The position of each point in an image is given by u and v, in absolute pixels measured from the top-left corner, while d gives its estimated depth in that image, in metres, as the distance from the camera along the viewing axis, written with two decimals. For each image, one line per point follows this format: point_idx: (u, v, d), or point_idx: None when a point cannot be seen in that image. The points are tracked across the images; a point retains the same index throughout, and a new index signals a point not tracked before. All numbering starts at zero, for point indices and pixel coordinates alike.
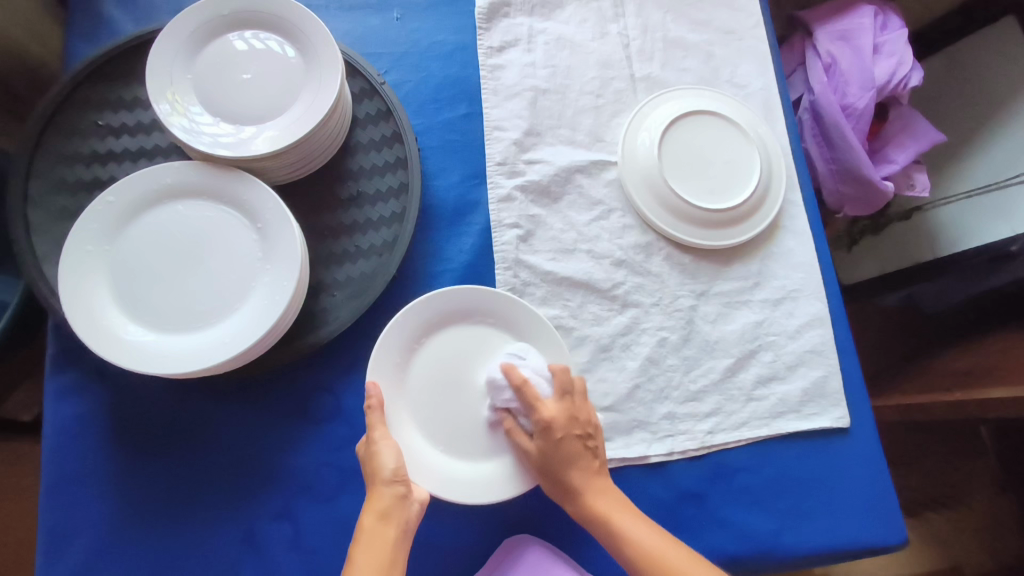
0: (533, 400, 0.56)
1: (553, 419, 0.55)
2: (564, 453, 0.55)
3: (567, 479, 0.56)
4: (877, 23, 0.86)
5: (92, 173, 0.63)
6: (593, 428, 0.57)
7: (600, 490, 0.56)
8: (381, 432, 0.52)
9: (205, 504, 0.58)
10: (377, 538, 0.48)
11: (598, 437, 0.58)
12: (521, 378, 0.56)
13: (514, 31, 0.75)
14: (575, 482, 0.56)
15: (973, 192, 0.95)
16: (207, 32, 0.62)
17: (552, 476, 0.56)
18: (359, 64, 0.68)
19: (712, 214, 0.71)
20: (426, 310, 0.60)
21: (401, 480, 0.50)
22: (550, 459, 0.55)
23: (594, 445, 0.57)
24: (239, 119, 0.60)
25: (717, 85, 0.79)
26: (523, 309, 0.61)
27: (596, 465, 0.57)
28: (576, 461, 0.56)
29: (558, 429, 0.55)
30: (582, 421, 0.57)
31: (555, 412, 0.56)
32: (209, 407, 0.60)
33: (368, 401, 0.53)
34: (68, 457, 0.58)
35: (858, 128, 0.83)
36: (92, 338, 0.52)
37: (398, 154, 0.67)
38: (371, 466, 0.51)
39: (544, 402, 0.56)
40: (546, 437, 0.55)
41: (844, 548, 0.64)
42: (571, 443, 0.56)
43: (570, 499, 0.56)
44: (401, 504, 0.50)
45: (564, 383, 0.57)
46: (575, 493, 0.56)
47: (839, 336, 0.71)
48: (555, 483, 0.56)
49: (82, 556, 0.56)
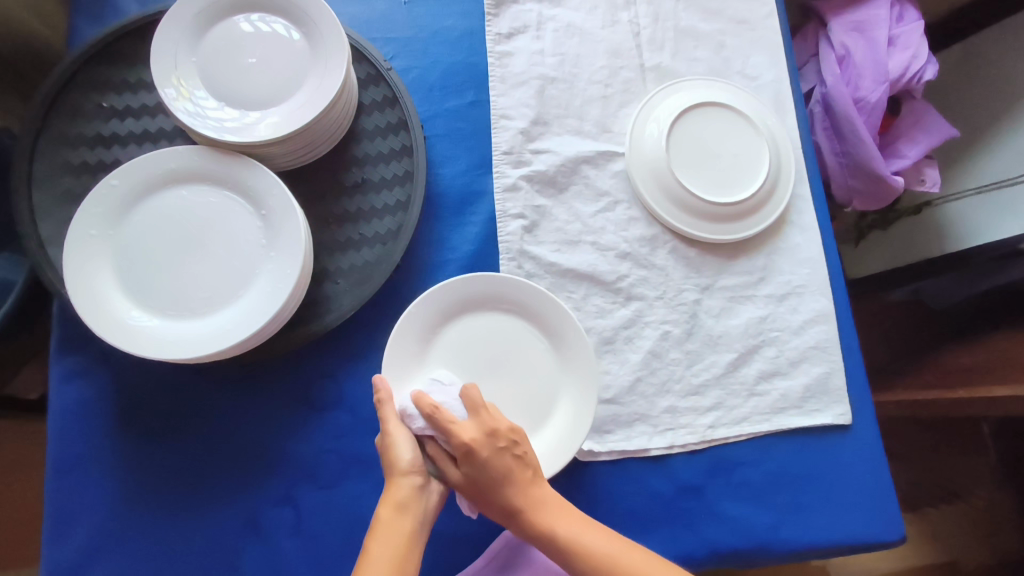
0: (447, 424, 0.50)
1: (471, 441, 0.49)
2: (490, 479, 0.49)
3: (501, 500, 0.50)
4: (893, 14, 0.85)
5: (96, 156, 0.63)
6: (516, 435, 0.51)
7: (538, 501, 0.50)
8: (393, 424, 0.52)
9: (206, 489, 0.59)
10: (396, 529, 0.47)
11: (524, 443, 0.52)
12: (432, 404, 0.51)
13: (523, 17, 0.74)
14: (510, 502, 0.50)
15: (983, 187, 0.93)
16: (211, 14, 0.61)
17: (486, 500, 0.50)
18: (366, 49, 0.67)
19: (720, 207, 0.70)
20: (443, 298, 0.60)
21: (416, 471, 0.50)
22: (478, 482, 0.50)
23: (523, 454, 0.51)
24: (244, 104, 0.60)
25: (728, 76, 0.78)
26: (540, 295, 0.61)
27: (529, 474, 0.51)
28: (505, 479, 0.50)
29: (480, 452, 0.49)
30: (503, 431, 0.51)
31: (472, 433, 0.50)
32: (211, 393, 0.61)
33: (377, 394, 0.53)
34: (72, 439, 0.59)
35: (869, 122, 0.82)
36: (94, 322, 0.52)
37: (404, 142, 0.66)
38: (388, 456, 0.51)
39: (458, 424, 0.50)
40: (470, 463, 0.49)
41: (841, 544, 0.64)
42: (497, 462, 0.50)
43: (509, 520, 0.50)
44: (418, 496, 0.49)
45: (473, 401, 0.51)
46: (513, 513, 0.50)
47: (843, 333, 0.71)
48: (491, 507, 0.50)
49: (85, 537, 0.57)
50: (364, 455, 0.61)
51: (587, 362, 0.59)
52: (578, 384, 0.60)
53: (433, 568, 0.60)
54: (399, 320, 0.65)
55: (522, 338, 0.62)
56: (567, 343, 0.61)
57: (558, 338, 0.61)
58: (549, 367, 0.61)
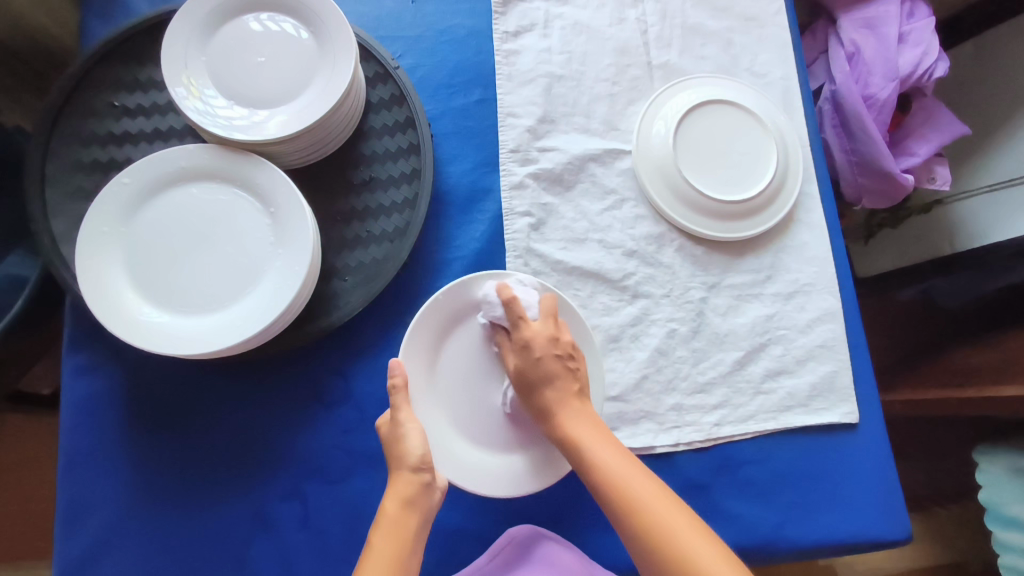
0: (517, 317, 0.56)
1: (533, 338, 0.55)
2: (537, 374, 0.55)
3: (540, 395, 0.55)
4: (903, 11, 0.84)
5: (108, 154, 0.63)
6: (575, 350, 0.57)
7: (574, 411, 0.54)
8: (405, 414, 0.53)
9: (216, 483, 0.60)
10: (401, 525, 0.48)
11: (580, 361, 0.57)
12: (511, 295, 0.56)
13: (530, 15, 0.74)
14: (548, 400, 0.55)
15: (995, 186, 0.93)
16: (222, 14, 0.61)
17: (526, 391, 0.56)
18: (373, 47, 0.68)
19: (728, 205, 0.70)
20: (459, 294, 0.61)
21: (426, 468, 0.51)
22: (524, 375, 0.55)
23: (575, 370, 0.56)
24: (252, 103, 0.60)
25: (736, 74, 0.78)
26: (565, 310, 0.61)
27: (575, 388, 0.55)
28: (552, 380, 0.55)
29: (536, 349, 0.55)
30: (564, 342, 0.56)
31: (537, 331, 0.56)
32: (220, 389, 0.61)
33: (393, 380, 0.53)
34: (84, 433, 0.60)
35: (879, 119, 0.81)
36: (107, 318, 0.53)
37: (411, 140, 0.67)
38: (397, 449, 0.51)
39: (527, 321, 0.56)
40: (524, 355, 0.55)
41: (846, 543, 0.64)
42: (549, 363, 0.55)
43: (543, 420, 0.55)
44: (426, 491, 0.50)
45: (547, 307, 0.57)
46: (548, 411, 0.55)
47: (851, 332, 0.71)
48: (529, 401, 0.56)
49: (98, 530, 0.58)
50: (372, 450, 0.62)
51: (598, 377, 0.60)
52: (591, 395, 0.60)
53: (440, 562, 0.61)
54: (407, 317, 0.65)
55: None
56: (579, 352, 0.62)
57: None
58: None
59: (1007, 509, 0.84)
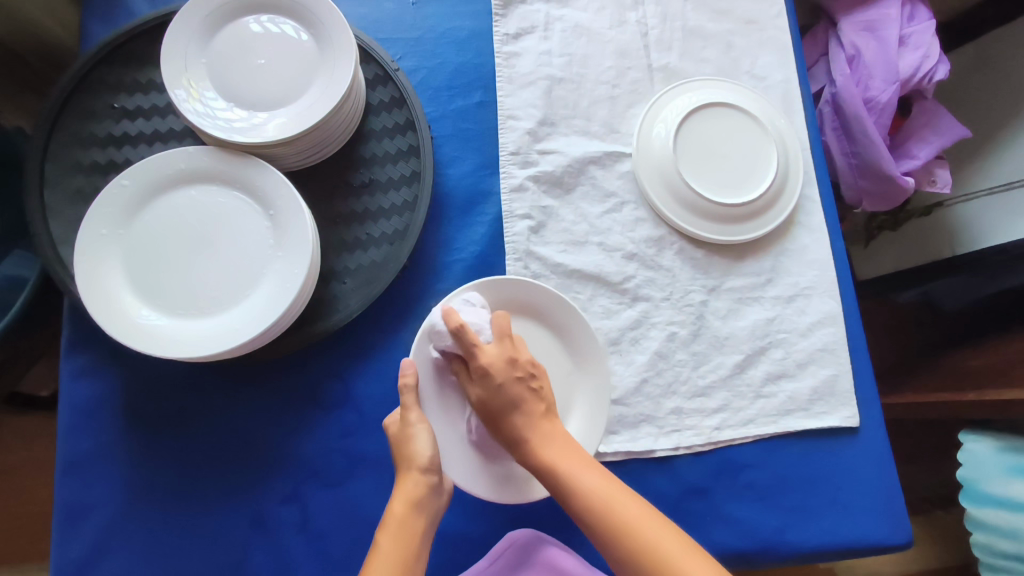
0: (470, 345, 0.52)
1: (490, 364, 0.51)
2: (500, 402, 0.51)
3: (509, 424, 0.51)
4: (904, 13, 0.84)
5: (107, 156, 0.63)
6: (536, 368, 0.53)
7: (547, 436, 0.51)
8: (415, 416, 0.53)
9: (214, 486, 0.60)
10: (410, 527, 0.48)
11: (540, 377, 0.53)
12: (460, 321, 0.53)
13: (530, 18, 0.74)
14: (518, 430, 0.51)
15: (995, 188, 0.93)
16: (222, 16, 0.61)
17: (493, 423, 0.52)
18: (373, 49, 0.68)
19: (728, 208, 0.70)
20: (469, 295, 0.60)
21: (434, 469, 0.51)
22: (488, 407, 0.51)
23: (539, 388, 0.53)
24: (252, 105, 0.60)
25: (737, 76, 0.77)
26: (574, 314, 0.61)
27: (543, 408, 0.52)
28: (519, 405, 0.51)
29: (496, 376, 0.51)
30: (524, 360, 0.53)
31: (492, 357, 0.52)
32: (219, 391, 0.61)
33: (404, 379, 0.54)
34: (82, 436, 0.59)
35: (880, 122, 0.81)
36: (106, 320, 0.53)
37: (411, 142, 0.67)
38: (407, 450, 0.51)
39: (481, 346, 0.52)
40: (485, 384, 0.51)
41: (847, 547, 0.64)
42: (512, 388, 0.51)
43: (515, 451, 0.52)
44: (434, 494, 0.50)
45: (498, 328, 0.53)
46: (520, 440, 0.51)
47: (851, 335, 0.71)
48: (496, 432, 0.52)
49: (96, 533, 0.58)
50: (372, 454, 0.62)
51: (607, 381, 0.60)
52: (591, 397, 0.60)
53: (440, 566, 0.60)
54: (407, 320, 0.65)
55: (544, 348, 0.62)
56: (585, 356, 0.61)
57: (579, 355, 0.62)
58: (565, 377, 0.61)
59: (985, 487, 0.85)
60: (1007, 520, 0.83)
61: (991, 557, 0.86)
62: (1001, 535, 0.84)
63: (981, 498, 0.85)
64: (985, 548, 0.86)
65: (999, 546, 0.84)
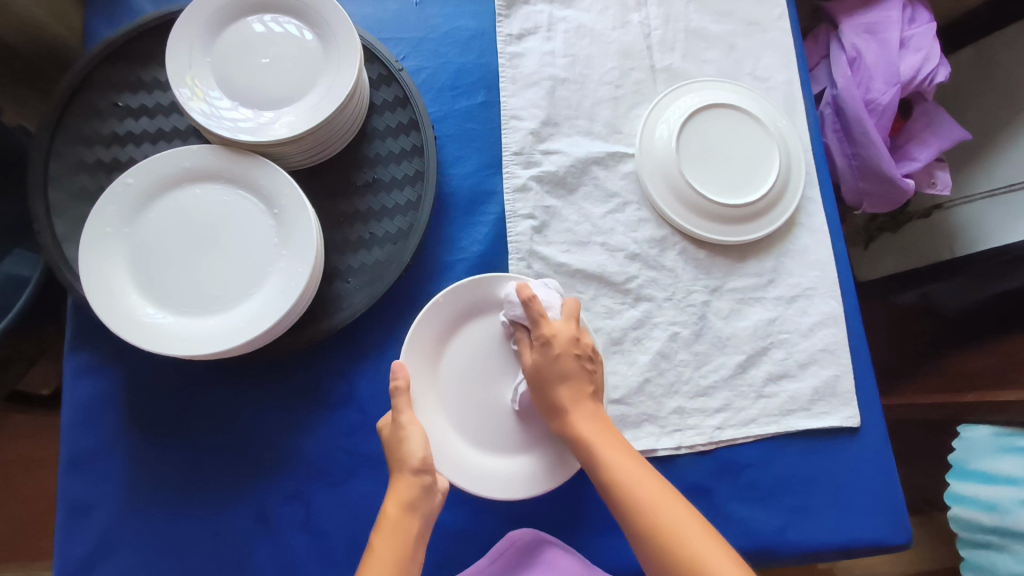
0: (538, 315, 0.56)
1: (555, 335, 0.55)
2: (553, 370, 0.55)
3: (555, 393, 0.55)
4: (905, 16, 0.84)
5: (111, 154, 0.63)
6: (594, 354, 0.57)
7: (585, 414, 0.55)
8: (406, 417, 0.52)
9: (217, 484, 0.60)
10: (402, 529, 0.48)
11: (597, 368, 0.57)
12: (532, 294, 0.55)
13: (534, 18, 0.74)
14: (560, 398, 0.55)
15: (995, 191, 0.93)
16: (226, 15, 0.61)
17: (541, 387, 0.56)
18: (378, 49, 0.68)
19: (730, 208, 0.70)
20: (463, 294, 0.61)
21: (426, 471, 0.50)
22: (540, 372, 0.55)
23: (591, 372, 0.56)
24: (257, 104, 0.60)
25: (738, 78, 0.78)
26: (570, 312, 0.61)
27: (590, 390, 0.55)
28: (568, 378, 0.55)
29: (557, 347, 0.55)
30: (585, 348, 0.56)
31: (559, 330, 0.56)
32: (223, 389, 0.61)
33: (395, 381, 0.53)
34: (86, 433, 0.59)
35: (881, 124, 0.82)
36: (112, 318, 0.53)
37: (414, 142, 0.67)
38: (399, 451, 0.51)
39: (548, 319, 0.56)
40: (544, 352, 0.55)
41: (847, 547, 0.64)
42: (567, 361, 0.55)
43: (557, 417, 0.55)
44: (426, 495, 0.50)
45: (571, 309, 0.57)
46: (562, 409, 0.55)
47: (852, 336, 0.71)
48: (541, 396, 0.56)
49: (98, 531, 0.58)
50: (374, 453, 0.62)
51: (603, 379, 0.60)
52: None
53: (442, 565, 0.61)
54: (410, 319, 0.65)
55: None
56: None
57: None
58: None
59: (970, 464, 0.87)
60: (989, 497, 0.84)
61: (973, 532, 0.87)
62: (977, 509, 0.85)
63: (965, 474, 0.87)
64: (964, 522, 0.87)
65: (978, 520, 0.85)
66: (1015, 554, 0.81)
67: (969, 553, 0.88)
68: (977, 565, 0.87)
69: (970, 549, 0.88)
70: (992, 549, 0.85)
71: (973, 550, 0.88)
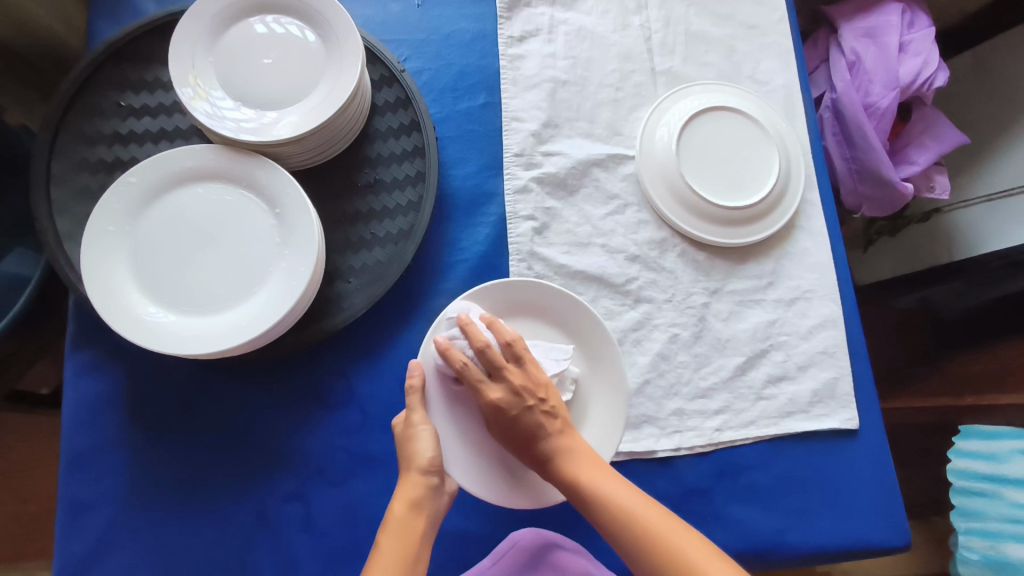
0: (476, 384, 0.52)
1: (500, 400, 0.51)
2: (519, 431, 0.52)
3: (535, 452, 0.52)
4: (904, 21, 0.85)
5: (113, 154, 0.64)
6: (544, 391, 0.53)
7: (571, 456, 0.51)
8: (419, 416, 0.53)
9: (218, 483, 0.60)
10: (409, 529, 0.48)
11: (553, 399, 0.53)
12: (460, 361, 0.53)
13: (535, 21, 0.75)
14: (542, 454, 0.51)
15: (993, 195, 0.94)
16: (229, 16, 0.62)
17: (519, 449, 0.52)
18: (380, 50, 0.68)
19: (730, 211, 0.70)
20: (476, 301, 0.60)
21: (434, 470, 0.51)
22: (513, 436, 0.52)
23: (552, 408, 0.52)
24: (259, 104, 0.61)
25: (739, 81, 0.78)
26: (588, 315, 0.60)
27: (559, 428, 0.52)
28: (536, 435, 0.51)
29: (509, 409, 0.51)
30: (529, 389, 0.52)
31: (499, 392, 0.52)
32: (224, 388, 0.61)
33: (410, 380, 0.54)
34: (87, 431, 0.60)
35: (880, 128, 0.82)
36: (114, 317, 0.53)
37: (416, 143, 0.67)
38: (408, 450, 0.52)
39: (487, 383, 0.52)
40: (502, 419, 0.52)
41: (846, 548, 0.64)
42: (527, 417, 0.51)
43: (545, 475, 0.52)
44: (432, 494, 0.50)
45: (493, 360, 0.52)
46: (546, 465, 0.51)
47: (851, 338, 0.71)
48: (523, 457, 0.53)
49: (98, 530, 0.58)
50: (375, 453, 0.62)
51: (622, 384, 0.59)
52: (607, 386, 0.60)
53: (441, 566, 0.61)
54: (411, 320, 0.65)
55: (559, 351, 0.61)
56: (600, 359, 0.61)
57: (595, 357, 0.61)
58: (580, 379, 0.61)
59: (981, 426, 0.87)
60: (989, 449, 0.86)
61: (964, 482, 0.87)
62: (978, 460, 0.86)
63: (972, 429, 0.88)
64: (961, 472, 0.88)
65: (974, 467, 0.86)
66: (1008, 498, 0.82)
67: (959, 501, 0.87)
68: (965, 512, 0.86)
69: (960, 497, 0.87)
70: (984, 496, 0.85)
71: (965, 500, 0.87)
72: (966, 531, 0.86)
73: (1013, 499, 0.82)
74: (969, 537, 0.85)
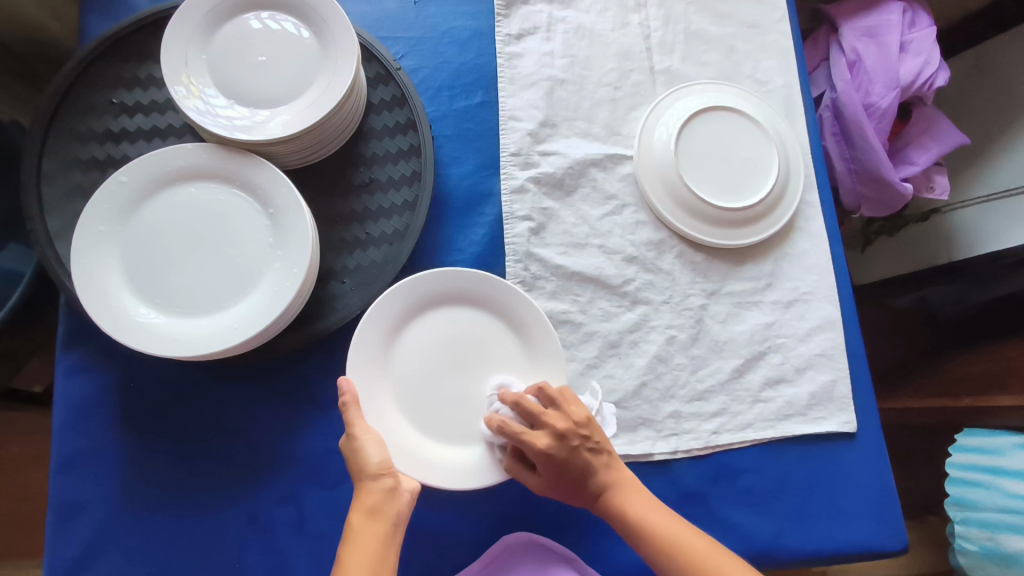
0: (518, 435, 0.54)
1: (546, 447, 0.53)
2: (569, 474, 0.54)
3: (582, 488, 0.55)
4: (905, 20, 0.84)
5: (106, 152, 0.63)
6: (586, 428, 0.55)
7: (619, 487, 0.55)
8: (361, 428, 0.51)
9: (210, 484, 0.59)
10: (369, 534, 0.47)
11: (596, 436, 0.55)
12: (500, 417, 0.55)
13: (533, 18, 0.74)
14: (593, 488, 0.55)
15: (992, 196, 0.94)
16: (222, 13, 0.61)
17: (567, 489, 0.55)
18: (376, 48, 0.67)
19: (727, 212, 0.70)
20: (435, 282, 0.61)
21: (386, 473, 0.50)
22: (559, 479, 0.55)
23: (597, 444, 0.55)
24: (253, 103, 0.60)
25: (738, 80, 0.77)
26: (523, 299, 0.60)
27: (603, 462, 0.55)
28: (583, 473, 0.54)
29: (558, 454, 0.53)
30: (571, 430, 0.54)
31: (544, 439, 0.53)
32: (217, 389, 0.61)
33: (342, 397, 0.52)
34: (78, 433, 0.59)
35: (880, 128, 0.82)
36: (107, 321, 0.53)
37: (412, 142, 0.66)
38: (355, 461, 0.50)
39: (529, 432, 0.54)
40: (548, 465, 0.54)
41: (844, 551, 0.64)
42: (574, 458, 0.54)
43: (596, 508, 0.56)
44: (390, 497, 0.49)
45: (534, 408, 0.55)
46: (595, 497, 0.55)
47: (849, 340, 0.71)
48: (574, 493, 0.55)
49: (89, 533, 0.57)
50: None
51: (560, 368, 0.59)
52: (546, 383, 0.59)
53: (435, 569, 0.60)
54: None
55: (497, 338, 0.61)
56: (538, 344, 0.60)
57: (532, 342, 0.61)
58: (518, 365, 0.61)
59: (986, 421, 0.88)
60: (990, 444, 0.84)
61: (960, 473, 0.87)
62: (978, 454, 0.85)
63: (975, 427, 0.88)
64: (960, 466, 0.87)
65: (974, 461, 0.85)
66: (1005, 489, 0.81)
67: (954, 490, 0.87)
68: (961, 501, 0.86)
69: (957, 486, 0.87)
70: (980, 486, 0.84)
71: (960, 489, 0.86)
72: (963, 521, 0.86)
73: (1010, 490, 0.81)
74: (967, 528, 0.85)
